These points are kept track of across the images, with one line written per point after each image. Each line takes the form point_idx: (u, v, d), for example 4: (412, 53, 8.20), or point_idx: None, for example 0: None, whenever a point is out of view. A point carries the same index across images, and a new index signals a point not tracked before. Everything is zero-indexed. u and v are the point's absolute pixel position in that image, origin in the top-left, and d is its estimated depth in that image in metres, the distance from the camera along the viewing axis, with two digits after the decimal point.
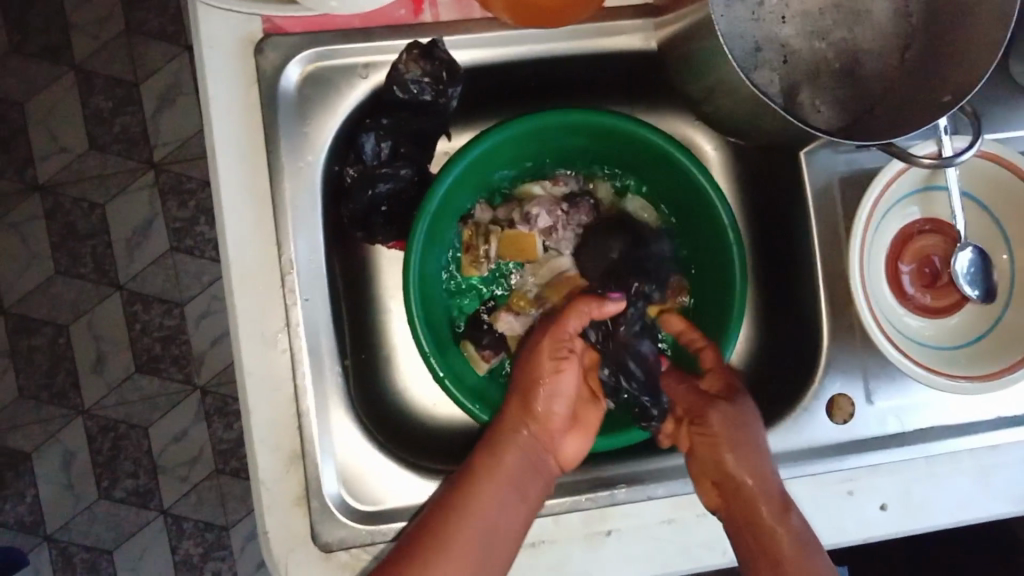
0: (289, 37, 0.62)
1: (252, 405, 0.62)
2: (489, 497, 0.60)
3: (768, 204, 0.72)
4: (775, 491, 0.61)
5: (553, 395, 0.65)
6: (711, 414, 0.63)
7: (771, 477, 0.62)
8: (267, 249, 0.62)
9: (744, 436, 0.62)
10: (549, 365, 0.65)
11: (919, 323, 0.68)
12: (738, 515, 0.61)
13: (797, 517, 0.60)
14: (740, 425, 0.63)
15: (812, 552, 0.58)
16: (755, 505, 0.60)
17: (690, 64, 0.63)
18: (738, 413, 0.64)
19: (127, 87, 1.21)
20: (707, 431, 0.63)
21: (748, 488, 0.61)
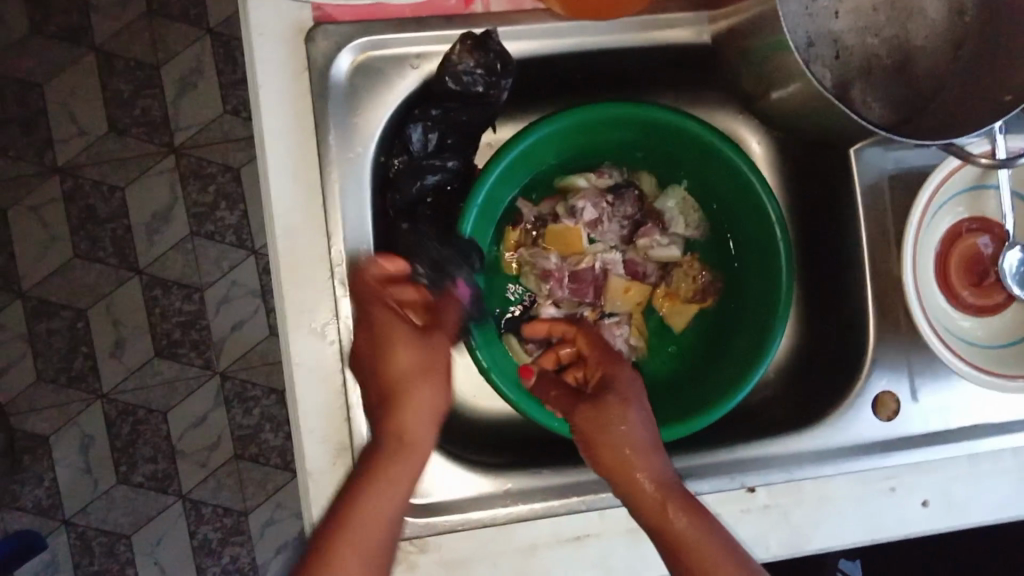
0: (341, 26, 0.62)
1: (301, 396, 0.62)
2: (392, 503, 0.54)
3: (813, 201, 0.72)
4: (666, 469, 0.56)
5: (441, 381, 0.58)
6: (582, 409, 0.59)
7: (656, 462, 0.56)
8: (317, 241, 0.62)
9: (622, 427, 0.57)
10: (403, 344, 0.57)
11: (970, 323, 0.68)
12: (630, 499, 0.56)
13: (684, 496, 0.55)
14: (611, 420, 0.57)
15: (706, 525, 0.53)
16: (635, 487, 0.55)
17: (747, 58, 0.63)
18: (608, 407, 0.58)
19: (147, 69, 1.20)
20: (581, 434, 0.58)
21: (626, 477, 0.56)
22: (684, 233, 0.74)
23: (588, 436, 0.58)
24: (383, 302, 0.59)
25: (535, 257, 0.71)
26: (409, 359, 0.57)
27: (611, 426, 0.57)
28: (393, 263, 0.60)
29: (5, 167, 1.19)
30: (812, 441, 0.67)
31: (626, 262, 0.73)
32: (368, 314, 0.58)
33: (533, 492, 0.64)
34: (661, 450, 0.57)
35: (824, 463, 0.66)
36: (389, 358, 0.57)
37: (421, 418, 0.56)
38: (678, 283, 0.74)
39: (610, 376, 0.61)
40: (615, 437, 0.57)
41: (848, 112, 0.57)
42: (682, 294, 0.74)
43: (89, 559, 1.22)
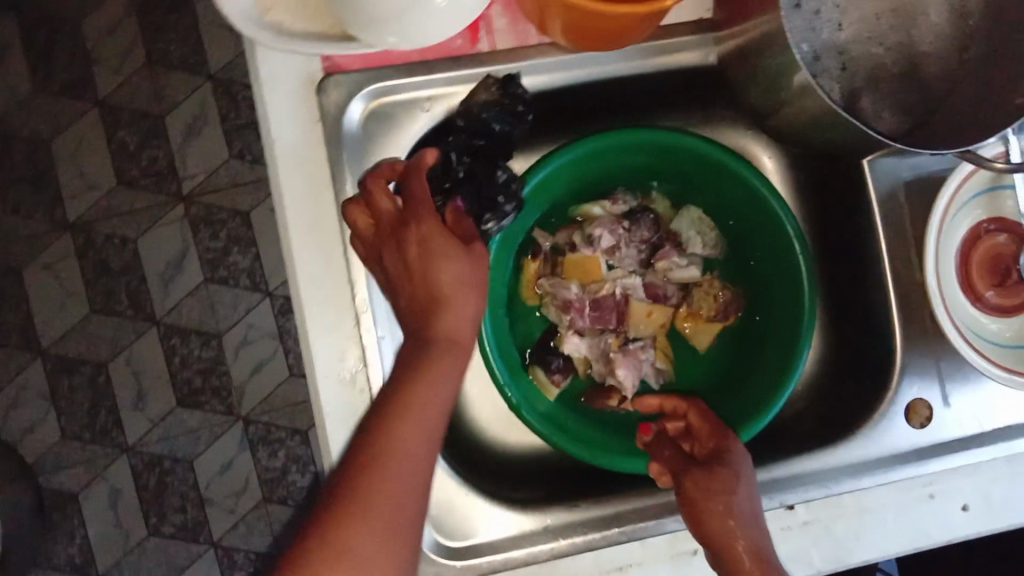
0: (351, 75, 0.62)
1: (333, 445, 0.62)
2: (424, 418, 0.53)
3: (829, 213, 0.72)
4: (765, 546, 0.60)
5: (474, 287, 0.58)
6: (699, 477, 0.63)
7: (755, 533, 0.61)
8: (339, 291, 0.62)
9: (731, 501, 0.61)
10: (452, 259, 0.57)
11: (998, 325, 0.68)
12: (723, 564, 0.60)
13: (778, 569, 0.59)
14: (725, 494, 0.61)
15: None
16: (733, 551, 0.59)
17: (756, 76, 0.63)
18: (719, 479, 0.62)
19: (151, 121, 1.21)
20: (692, 496, 0.62)
21: (728, 543, 0.60)
22: (702, 252, 0.74)
23: (699, 500, 0.62)
24: (429, 212, 0.57)
25: (554, 287, 0.71)
26: (452, 273, 0.57)
27: (721, 500, 0.61)
28: (427, 160, 0.58)
29: (17, 227, 1.20)
30: (848, 452, 0.67)
31: (647, 285, 0.73)
32: (417, 230, 0.57)
33: (572, 526, 0.65)
34: (762, 525, 0.62)
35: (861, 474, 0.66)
36: (437, 271, 0.56)
37: (461, 319, 0.57)
38: (698, 303, 0.73)
39: (723, 449, 0.64)
40: (720, 506, 0.61)
41: (859, 125, 0.57)
42: (704, 314, 0.73)
43: None
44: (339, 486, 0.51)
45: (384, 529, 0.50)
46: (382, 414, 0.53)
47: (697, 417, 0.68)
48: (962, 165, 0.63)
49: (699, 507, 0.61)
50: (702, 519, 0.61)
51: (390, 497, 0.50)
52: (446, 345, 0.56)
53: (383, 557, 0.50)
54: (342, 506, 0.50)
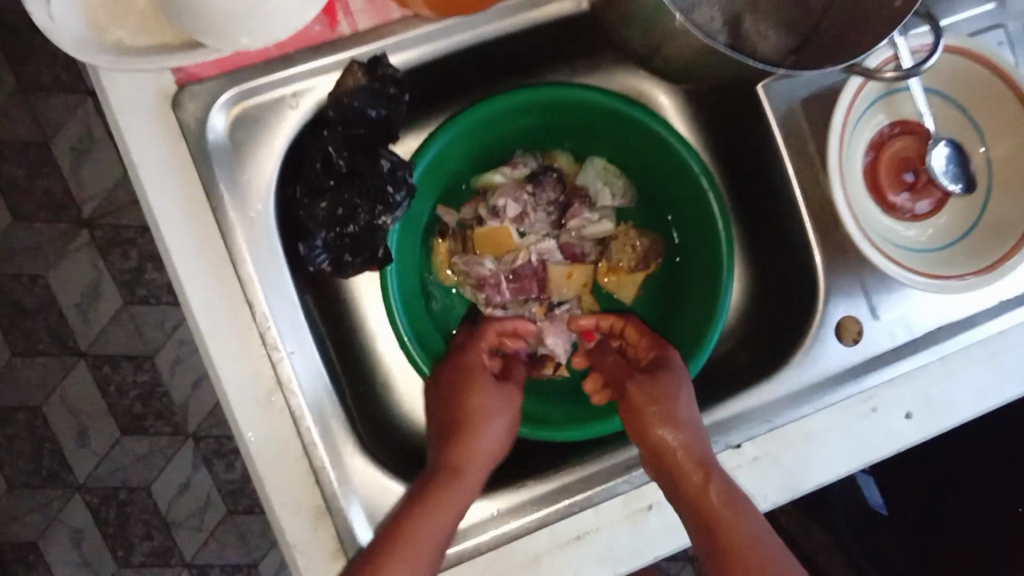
0: (206, 83, 0.58)
1: (265, 473, 0.59)
2: (440, 522, 0.56)
3: (732, 144, 0.70)
4: (708, 454, 0.59)
5: (504, 416, 0.62)
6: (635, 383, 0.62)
7: (694, 438, 0.59)
8: (240, 311, 0.59)
9: (675, 406, 0.60)
10: (485, 419, 0.61)
11: (913, 232, 0.67)
12: (669, 481, 0.58)
13: (726, 479, 0.58)
14: (669, 402, 0.60)
15: (745, 511, 0.56)
16: (676, 465, 0.58)
17: (630, 16, 0.60)
18: (663, 386, 0.61)
19: (35, 148, 1.15)
20: (632, 403, 0.61)
21: (671, 457, 0.58)
22: (612, 203, 0.72)
23: (642, 410, 0.60)
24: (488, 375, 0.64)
25: (468, 266, 0.69)
26: (494, 433, 0.61)
27: (665, 409, 0.60)
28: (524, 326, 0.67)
29: None
30: (785, 381, 0.66)
31: (563, 246, 0.71)
32: (451, 376, 0.63)
33: (524, 506, 0.64)
34: (706, 439, 0.60)
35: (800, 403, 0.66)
36: (466, 401, 0.62)
37: (477, 457, 0.60)
38: (618, 256, 0.71)
39: (673, 363, 0.63)
40: (670, 411, 0.60)
41: (748, 59, 0.55)
42: (625, 267, 0.71)
43: None
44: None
45: None
46: (407, 510, 0.56)
47: (633, 334, 0.67)
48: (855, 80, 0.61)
49: (642, 415, 0.60)
50: (644, 425, 0.60)
51: None
52: (470, 448, 0.60)
53: None
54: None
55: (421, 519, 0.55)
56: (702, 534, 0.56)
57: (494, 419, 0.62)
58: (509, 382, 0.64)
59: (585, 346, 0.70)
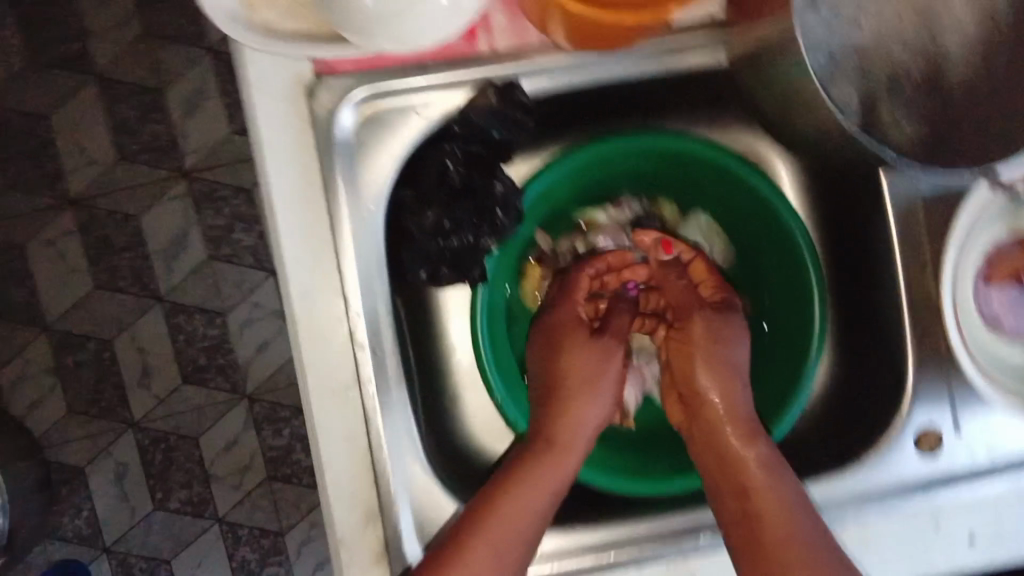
0: (343, 78, 0.60)
1: (328, 463, 0.61)
2: (534, 481, 0.59)
3: (843, 225, 0.70)
4: (746, 413, 0.62)
5: (607, 393, 0.64)
6: (693, 317, 0.66)
7: (738, 394, 0.62)
8: (334, 305, 0.61)
9: (729, 354, 0.63)
10: (581, 355, 0.64)
11: (1007, 350, 0.66)
12: (718, 439, 0.61)
13: (765, 447, 0.59)
14: (722, 351, 0.63)
15: (776, 479, 0.57)
16: (720, 431, 0.61)
17: (767, 80, 0.60)
18: (721, 333, 0.65)
19: (152, 94, 1.20)
20: (687, 336, 0.65)
21: (714, 411, 0.62)
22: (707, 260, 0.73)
23: (696, 343, 0.64)
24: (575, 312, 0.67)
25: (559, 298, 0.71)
26: (592, 414, 0.63)
27: (714, 351, 0.63)
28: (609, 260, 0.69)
29: (18, 202, 1.20)
30: (852, 482, 0.65)
31: None
32: (550, 320, 0.67)
33: (570, 551, 0.63)
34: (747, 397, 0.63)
35: (863, 505, 0.64)
36: (560, 357, 0.64)
37: (575, 429, 0.62)
38: None
39: (734, 317, 0.66)
40: (721, 358, 0.63)
41: (871, 142, 0.55)
42: None
43: None
44: (446, 541, 0.56)
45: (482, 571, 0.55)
46: (505, 474, 0.60)
47: (701, 267, 0.70)
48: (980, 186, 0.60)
49: (693, 353, 0.64)
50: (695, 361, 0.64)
51: (491, 540, 0.56)
52: (573, 406, 0.63)
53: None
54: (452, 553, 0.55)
55: (518, 484, 0.58)
56: (732, 499, 0.58)
57: (602, 393, 0.64)
58: (604, 335, 0.66)
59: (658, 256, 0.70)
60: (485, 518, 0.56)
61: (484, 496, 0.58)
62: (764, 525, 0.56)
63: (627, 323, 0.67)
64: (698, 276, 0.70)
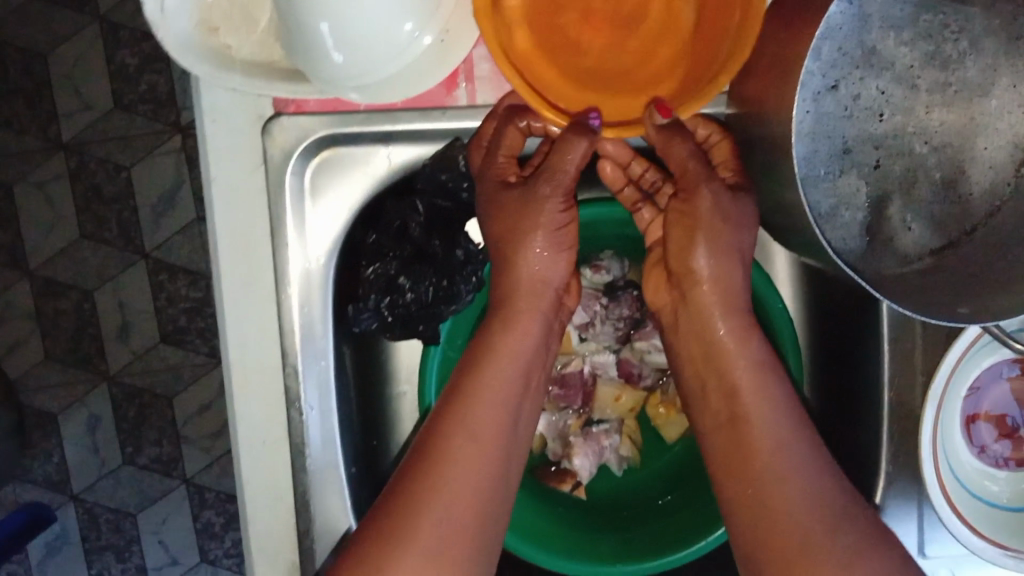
0: (300, 117, 0.55)
1: (252, 516, 0.59)
2: (503, 375, 0.55)
3: (837, 321, 0.64)
4: (745, 312, 0.56)
5: (555, 245, 0.57)
6: (699, 193, 0.55)
7: (733, 277, 0.56)
8: (272, 357, 0.58)
9: (736, 239, 0.55)
10: (534, 248, 0.56)
11: (998, 487, 0.61)
12: (711, 343, 0.56)
13: (756, 344, 0.56)
14: (726, 240, 0.55)
15: (764, 382, 0.54)
16: (711, 324, 0.56)
17: (758, 174, 0.54)
18: (726, 213, 0.55)
19: (153, 42, 1.14)
20: (690, 208, 0.55)
21: (706, 296, 0.56)
22: None
23: (698, 220, 0.55)
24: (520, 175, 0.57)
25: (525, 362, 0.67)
26: (540, 259, 0.57)
27: (709, 238, 0.55)
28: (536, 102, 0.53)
29: (10, 141, 1.16)
30: None
31: (621, 364, 0.67)
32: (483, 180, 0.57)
33: None
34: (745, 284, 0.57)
35: None
36: (501, 213, 0.56)
37: (530, 296, 0.57)
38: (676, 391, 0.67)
39: (743, 202, 0.55)
40: (713, 246, 0.55)
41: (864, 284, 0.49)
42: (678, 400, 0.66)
43: (96, 534, 1.23)
44: (415, 457, 0.52)
45: (462, 491, 0.51)
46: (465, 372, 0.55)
47: (723, 149, 0.57)
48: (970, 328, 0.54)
49: (693, 229, 0.55)
50: (688, 238, 0.56)
51: (466, 452, 0.52)
52: (519, 281, 0.57)
53: (472, 499, 0.51)
54: (423, 461, 0.51)
55: (485, 384, 0.54)
56: (720, 401, 0.56)
57: (544, 254, 0.57)
58: (536, 177, 0.55)
59: (652, 121, 0.53)
60: (446, 423, 0.53)
61: (455, 386, 0.55)
62: (758, 452, 0.52)
63: (575, 161, 0.53)
64: (718, 157, 0.58)
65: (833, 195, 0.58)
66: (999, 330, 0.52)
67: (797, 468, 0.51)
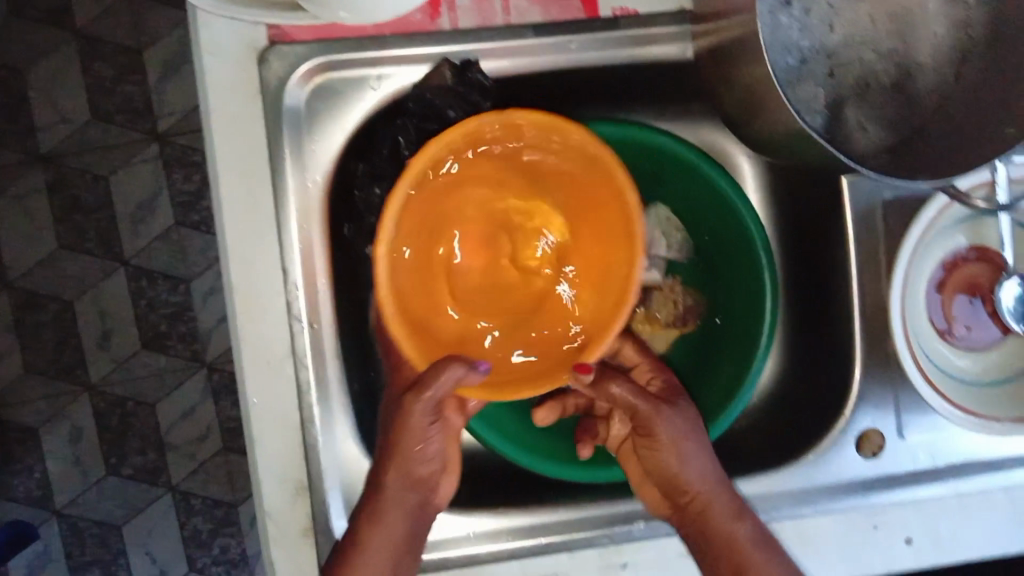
0: (297, 46, 0.58)
1: (258, 437, 0.60)
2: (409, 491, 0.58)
3: (803, 224, 0.69)
4: (726, 501, 0.59)
5: (436, 446, 0.59)
6: (656, 424, 0.59)
7: (693, 466, 0.59)
8: (274, 277, 0.59)
9: (685, 459, 0.59)
10: (413, 453, 0.57)
11: (963, 363, 0.65)
12: (696, 537, 0.59)
13: (726, 497, 0.59)
14: (683, 451, 0.59)
15: (768, 558, 0.57)
16: (707, 513, 0.59)
17: (729, 79, 0.59)
18: (673, 441, 0.59)
19: (129, 54, 1.17)
20: (651, 439, 0.60)
21: (702, 502, 0.59)
22: (666, 253, 0.72)
23: (661, 445, 0.59)
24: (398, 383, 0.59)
25: None
26: (429, 450, 0.58)
27: (672, 462, 0.59)
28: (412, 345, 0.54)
29: None
30: (767, 485, 0.64)
31: None
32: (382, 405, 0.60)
33: (502, 533, 0.62)
34: (720, 480, 0.60)
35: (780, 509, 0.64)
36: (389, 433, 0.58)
37: (402, 479, 0.57)
38: (658, 307, 0.72)
39: (676, 410, 0.60)
40: (675, 469, 0.59)
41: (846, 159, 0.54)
42: (663, 319, 0.72)
43: (81, 549, 1.21)
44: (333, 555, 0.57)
45: None
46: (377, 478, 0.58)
47: (632, 353, 0.66)
48: (938, 198, 0.60)
49: (656, 456, 0.60)
50: (654, 458, 0.60)
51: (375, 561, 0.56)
52: (393, 473, 0.57)
53: None
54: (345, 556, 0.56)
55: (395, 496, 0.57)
56: None
57: (428, 445, 0.58)
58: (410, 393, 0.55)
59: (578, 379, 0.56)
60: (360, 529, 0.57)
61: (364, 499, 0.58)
62: None
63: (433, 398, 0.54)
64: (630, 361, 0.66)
65: (797, 100, 0.62)
66: (953, 189, 0.58)
67: None
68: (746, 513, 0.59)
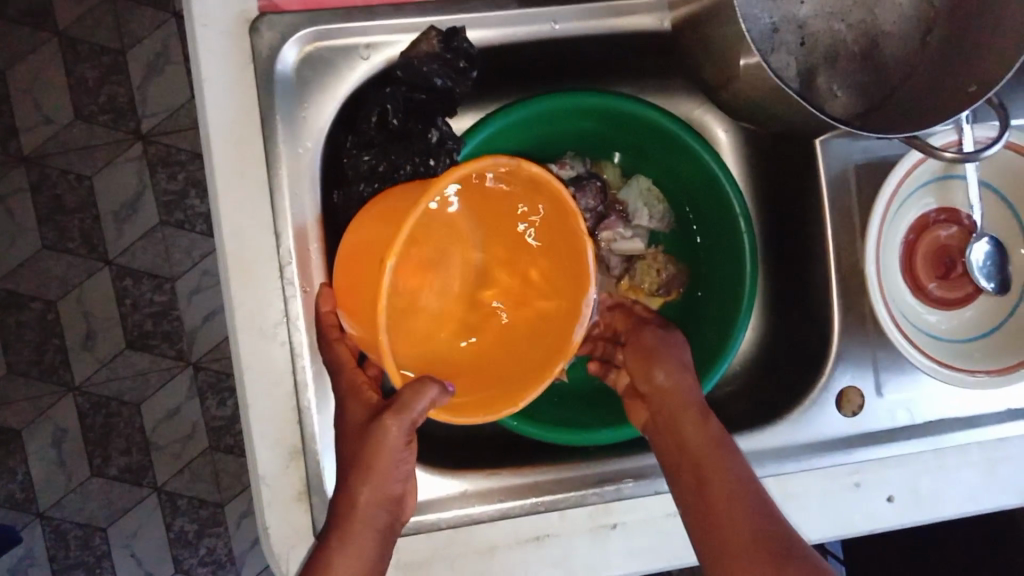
0: (286, 16, 0.60)
1: (251, 401, 0.61)
2: (376, 500, 0.54)
3: (783, 190, 0.71)
4: (697, 400, 0.60)
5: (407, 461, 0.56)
6: (644, 333, 0.65)
7: (679, 373, 0.61)
8: (266, 242, 0.60)
9: (669, 367, 0.62)
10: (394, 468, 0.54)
11: (935, 318, 0.67)
12: (669, 436, 0.59)
13: (693, 396, 0.60)
14: (661, 356, 0.62)
15: (722, 458, 0.56)
16: (680, 416, 0.59)
17: (705, 45, 0.61)
18: (658, 348, 0.63)
19: (113, 55, 1.18)
20: (639, 348, 0.64)
21: (683, 402, 0.60)
22: (648, 224, 0.74)
23: (649, 351, 0.63)
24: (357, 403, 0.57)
25: None
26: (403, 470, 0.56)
27: (662, 369, 0.62)
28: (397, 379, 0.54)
29: None
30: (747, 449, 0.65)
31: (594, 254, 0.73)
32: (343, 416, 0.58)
33: (492, 493, 0.64)
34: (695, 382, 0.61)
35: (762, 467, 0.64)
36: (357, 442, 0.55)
37: (373, 490, 0.54)
38: (641, 277, 0.74)
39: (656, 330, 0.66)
40: (663, 376, 0.61)
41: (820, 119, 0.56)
42: (646, 288, 0.74)
43: (65, 552, 1.20)
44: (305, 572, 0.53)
45: None
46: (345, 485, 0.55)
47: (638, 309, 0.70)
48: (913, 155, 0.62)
49: (648, 364, 0.63)
50: (645, 375, 0.63)
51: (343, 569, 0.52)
52: (365, 483, 0.54)
53: None
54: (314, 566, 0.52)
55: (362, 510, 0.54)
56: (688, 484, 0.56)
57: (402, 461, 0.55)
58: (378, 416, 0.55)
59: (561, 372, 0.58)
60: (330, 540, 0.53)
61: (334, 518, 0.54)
62: (710, 507, 0.54)
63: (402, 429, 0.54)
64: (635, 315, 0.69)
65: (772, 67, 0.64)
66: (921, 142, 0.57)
67: (742, 503, 0.54)
68: (712, 415, 0.59)
